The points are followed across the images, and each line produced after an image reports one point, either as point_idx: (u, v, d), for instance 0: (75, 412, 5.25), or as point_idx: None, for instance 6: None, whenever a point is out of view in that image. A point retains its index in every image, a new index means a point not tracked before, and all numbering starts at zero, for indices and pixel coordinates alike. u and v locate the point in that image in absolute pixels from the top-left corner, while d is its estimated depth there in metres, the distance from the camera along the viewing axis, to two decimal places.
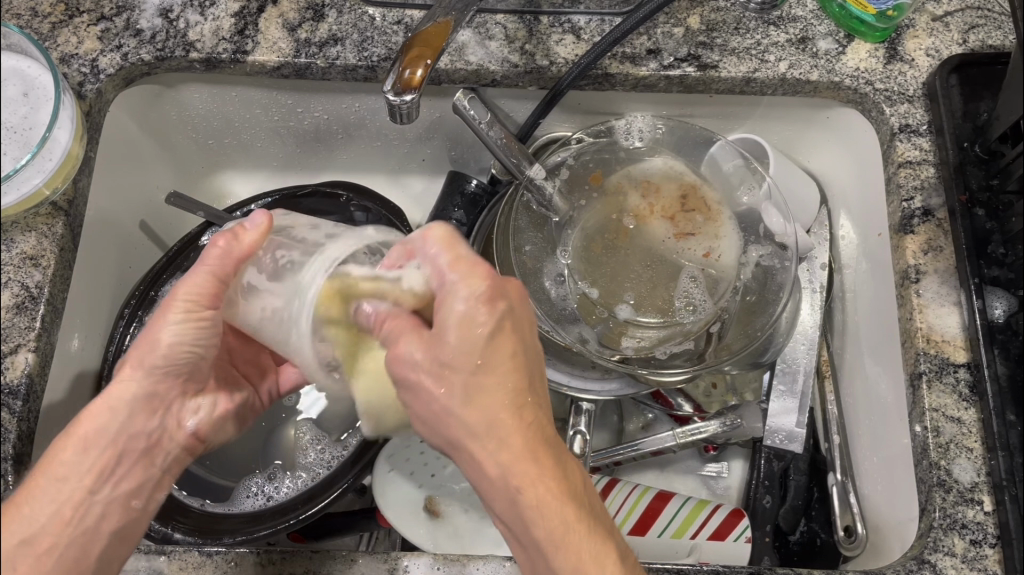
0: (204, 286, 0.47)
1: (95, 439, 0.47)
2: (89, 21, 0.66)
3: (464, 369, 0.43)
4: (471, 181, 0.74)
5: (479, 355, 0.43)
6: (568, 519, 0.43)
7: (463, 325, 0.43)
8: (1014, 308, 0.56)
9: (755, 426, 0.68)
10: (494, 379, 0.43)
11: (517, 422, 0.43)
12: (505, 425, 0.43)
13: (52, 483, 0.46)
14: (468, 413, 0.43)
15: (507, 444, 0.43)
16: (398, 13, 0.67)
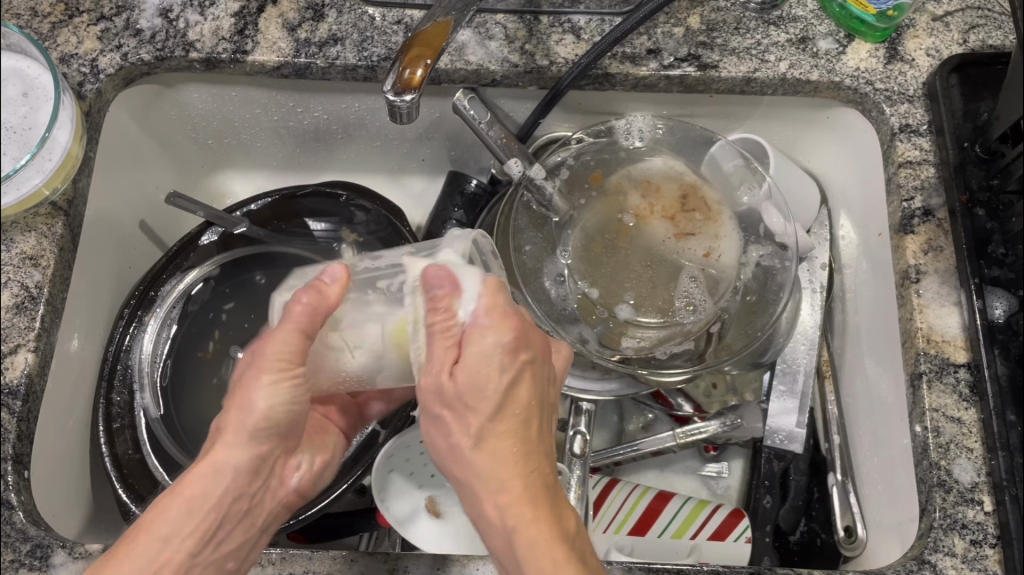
0: (289, 348, 0.47)
1: (195, 511, 0.46)
2: (89, 21, 0.66)
3: (472, 396, 0.45)
4: (471, 181, 0.74)
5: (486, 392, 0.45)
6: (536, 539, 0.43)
7: (483, 352, 0.45)
8: (1014, 308, 0.56)
9: (755, 426, 0.67)
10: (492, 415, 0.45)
11: (520, 467, 0.45)
12: (498, 446, 0.45)
13: (153, 545, 0.45)
14: (460, 424, 0.46)
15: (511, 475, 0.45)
16: (398, 13, 0.67)
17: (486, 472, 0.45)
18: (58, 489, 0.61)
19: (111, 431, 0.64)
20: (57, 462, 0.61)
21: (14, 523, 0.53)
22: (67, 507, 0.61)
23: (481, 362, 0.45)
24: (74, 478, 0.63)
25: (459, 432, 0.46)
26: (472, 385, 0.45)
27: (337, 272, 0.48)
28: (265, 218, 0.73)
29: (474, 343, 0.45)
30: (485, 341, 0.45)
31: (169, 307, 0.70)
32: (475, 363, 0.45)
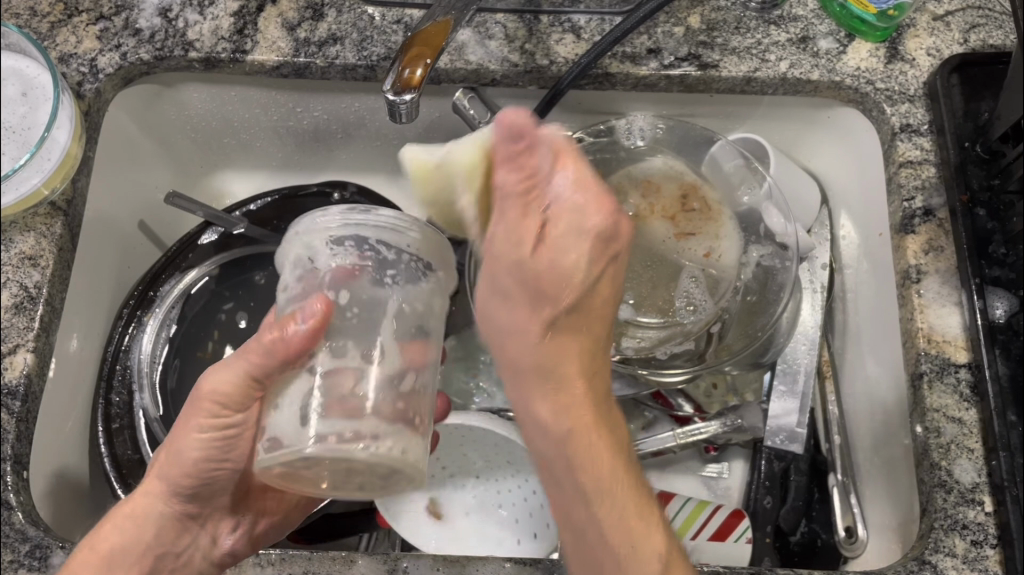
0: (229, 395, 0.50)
1: (124, 542, 0.51)
2: (88, 21, 0.66)
3: (564, 276, 0.45)
4: None
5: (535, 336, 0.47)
6: (591, 436, 0.46)
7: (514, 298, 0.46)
8: (1015, 308, 0.56)
9: (755, 426, 0.68)
10: (566, 366, 0.47)
11: (582, 352, 0.48)
12: (569, 351, 0.47)
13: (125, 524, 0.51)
14: (520, 314, 0.46)
15: (575, 384, 0.47)
16: (398, 13, 0.67)
17: (524, 348, 0.47)
18: (59, 488, 0.60)
19: (110, 431, 0.64)
20: (57, 462, 0.61)
21: (12, 523, 0.52)
22: (68, 505, 0.61)
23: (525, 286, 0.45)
24: (74, 476, 0.63)
25: (511, 279, 0.45)
26: (558, 358, 0.47)
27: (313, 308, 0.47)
28: (265, 218, 0.74)
29: (545, 258, 0.45)
30: (517, 363, 0.47)
31: (168, 307, 0.69)
32: (558, 288, 0.45)
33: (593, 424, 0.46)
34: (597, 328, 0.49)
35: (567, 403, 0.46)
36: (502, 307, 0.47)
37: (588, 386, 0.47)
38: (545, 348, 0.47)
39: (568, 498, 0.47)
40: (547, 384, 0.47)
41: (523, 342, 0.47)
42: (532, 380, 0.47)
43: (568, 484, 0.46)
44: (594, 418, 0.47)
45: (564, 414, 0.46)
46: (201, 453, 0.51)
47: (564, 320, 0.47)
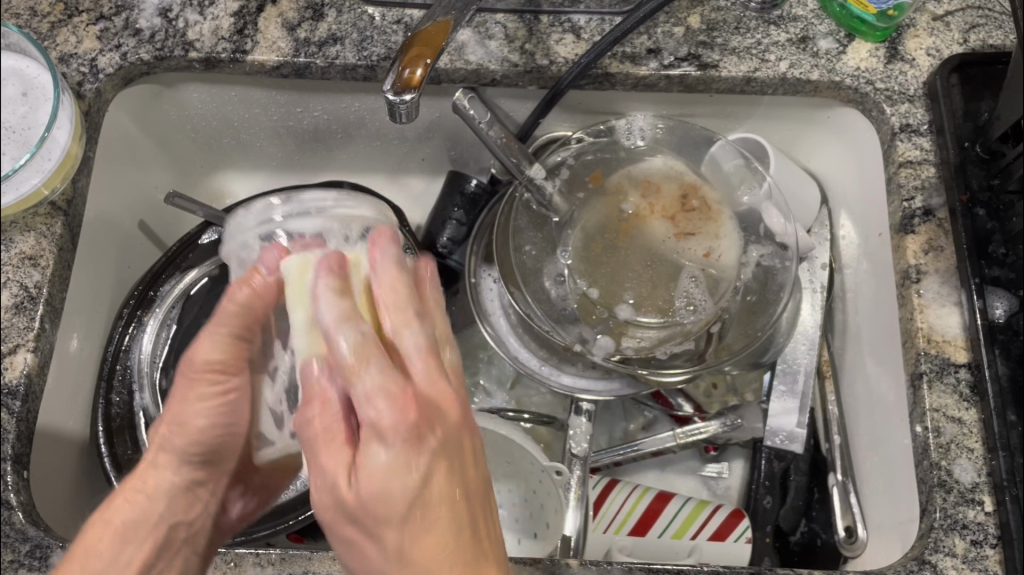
0: (217, 356, 0.49)
1: (136, 516, 0.50)
2: (88, 21, 0.66)
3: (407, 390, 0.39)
4: (471, 181, 0.73)
5: (396, 451, 0.38)
6: (448, 551, 0.39)
7: (374, 405, 0.38)
8: (1014, 308, 0.56)
9: (755, 426, 0.68)
10: (393, 474, 0.38)
11: (437, 461, 0.39)
12: (397, 468, 0.38)
13: (137, 502, 0.51)
14: (376, 438, 0.38)
15: (435, 496, 0.39)
16: (398, 13, 0.67)
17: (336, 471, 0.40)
18: (59, 488, 0.60)
19: (110, 431, 0.64)
20: (57, 461, 0.61)
21: (13, 523, 0.52)
22: (66, 505, 0.61)
23: (396, 390, 0.38)
24: (74, 477, 0.63)
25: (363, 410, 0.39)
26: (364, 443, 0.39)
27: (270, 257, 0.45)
28: None
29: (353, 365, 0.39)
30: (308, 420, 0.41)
31: (168, 307, 0.69)
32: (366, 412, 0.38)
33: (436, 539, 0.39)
34: (443, 427, 0.40)
35: (363, 491, 0.38)
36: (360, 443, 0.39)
37: (456, 497, 0.40)
38: (382, 462, 0.38)
39: (371, 566, 0.41)
40: (344, 453, 0.40)
41: (367, 466, 0.39)
42: (323, 444, 0.40)
43: (369, 549, 0.40)
44: (451, 521, 0.40)
45: (399, 532, 0.39)
46: (210, 420, 0.50)
47: (425, 438, 0.39)
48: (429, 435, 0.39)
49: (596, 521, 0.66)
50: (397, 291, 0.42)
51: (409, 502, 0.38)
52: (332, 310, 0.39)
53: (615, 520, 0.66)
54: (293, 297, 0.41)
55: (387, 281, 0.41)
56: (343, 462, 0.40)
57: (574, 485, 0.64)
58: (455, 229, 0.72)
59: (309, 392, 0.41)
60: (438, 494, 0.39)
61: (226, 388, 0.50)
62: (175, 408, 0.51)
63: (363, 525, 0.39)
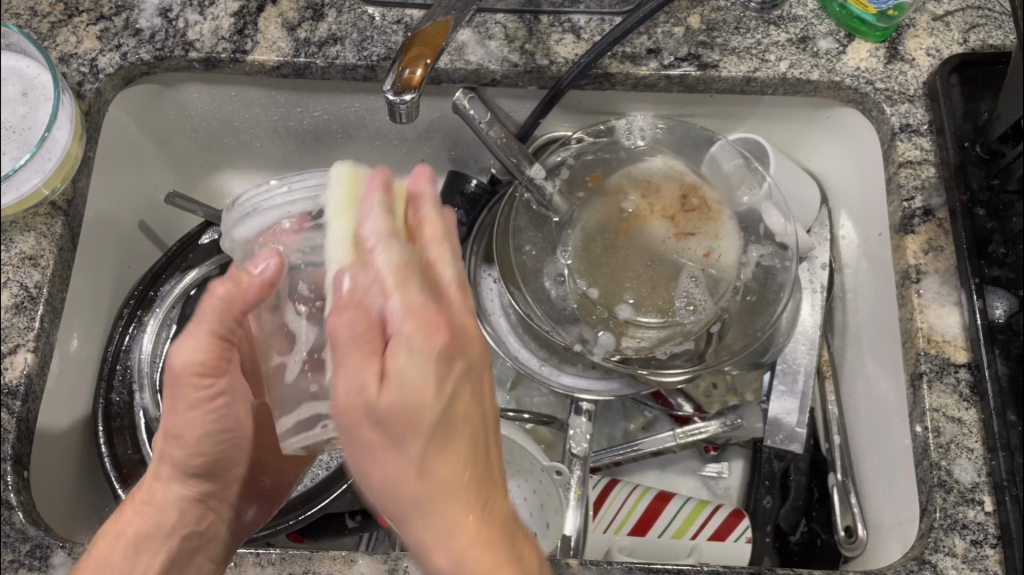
0: (203, 362, 0.46)
1: (146, 530, 0.50)
2: (88, 21, 0.66)
3: (440, 306, 0.40)
4: (471, 181, 0.73)
5: (430, 364, 0.39)
6: (466, 460, 0.40)
7: (410, 321, 0.39)
8: (1014, 308, 0.56)
9: (755, 426, 0.68)
10: (428, 384, 0.39)
11: (461, 377, 0.40)
12: (435, 374, 0.39)
13: (145, 515, 0.50)
14: (413, 342, 0.39)
15: (456, 406, 0.40)
16: (398, 13, 0.67)
17: (365, 378, 0.38)
18: (59, 488, 0.60)
19: (110, 431, 0.64)
20: (57, 461, 0.61)
21: (13, 523, 0.52)
22: (66, 505, 0.61)
23: (428, 312, 0.39)
24: (74, 476, 0.63)
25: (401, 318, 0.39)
26: (397, 352, 0.39)
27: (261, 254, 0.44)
28: None
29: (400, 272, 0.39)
30: (335, 329, 0.38)
31: (168, 307, 0.69)
32: (402, 323, 0.39)
33: (453, 449, 0.40)
34: (469, 343, 0.41)
35: (393, 399, 0.38)
36: (391, 349, 0.39)
37: (472, 413, 0.41)
38: (415, 366, 0.38)
39: (377, 474, 0.40)
40: (376, 360, 0.39)
41: (399, 365, 0.38)
42: (354, 351, 0.38)
43: (386, 459, 0.39)
44: (471, 447, 0.41)
45: (423, 439, 0.39)
46: (205, 428, 0.49)
47: (457, 352, 0.40)
48: (458, 354, 0.40)
49: (596, 521, 0.66)
50: (437, 225, 0.43)
51: (440, 414, 0.39)
52: (377, 227, 0.40)
53: (615, 520, 0.66)
54: (336, 211, 0.41)
55: (427, 220, 0.43)
56: (370, 366, 0.38)
57: (574, 485, 0.64)
58: None
59: (354, 294, 0.38)
60: (461, 410, 0.40)
61: (217, 392, 0.48)
62: (165, 421, 0.49)
63: (388, 433, 0.39)
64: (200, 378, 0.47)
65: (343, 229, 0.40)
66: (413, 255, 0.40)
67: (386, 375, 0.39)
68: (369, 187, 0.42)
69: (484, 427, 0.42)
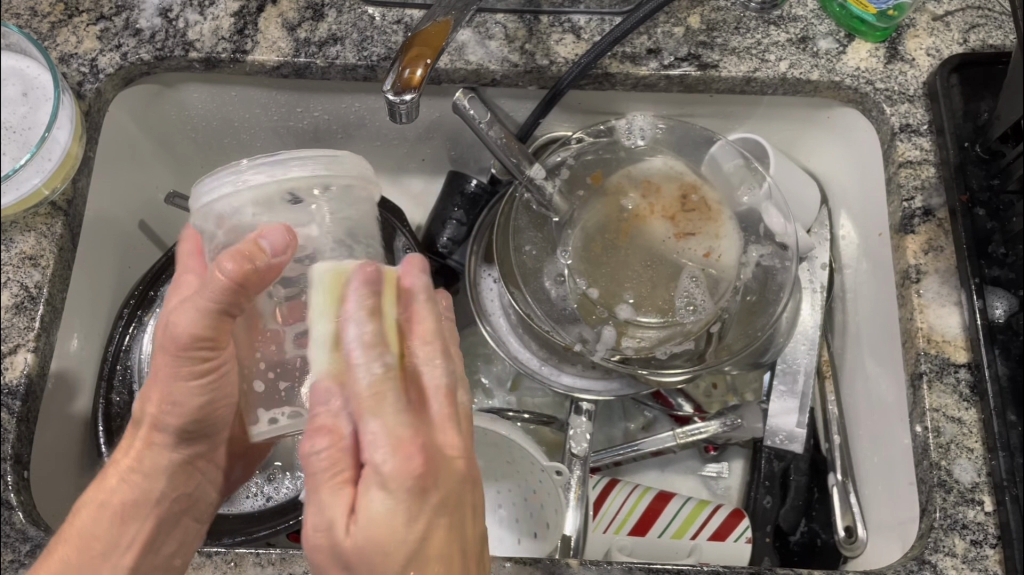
0: (206, 334, 0.47)
1: (136, 496, 0.52)
2: (88, 21, 0.66)
3: (425, 438, 0.38)
4: (471, 181, 0.73)
5: (396, 505, 0.37)
6: None
7: (380, 452, 0.37)
8: (1014, 308, 0.56)
9: (755, 426, 0.68)
10: (392, 519, 0.37)
11: (438, 505, 0.38)
12: (401, 511, 0.37)
13: (136, 479, 0.52)
14: (386, 477, 0.37)
15: (431, 537, 0.38)
16: (398, 13, 0.67)
17: (331, 508, 0.39)
18: (59, 488, 0.60)
19: (110, 431, 0.64)
20: (58, 461, 0.61)
21: (13, 523, 0.52)
22: (67, 505, 0.61)
23: (401, 438, 0.37)
24: (74, 477, 0.63)
25: (371, 453, 0.37)
26: (366, 484, 0.37)
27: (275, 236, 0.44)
28: None
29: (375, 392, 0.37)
30: (311, 450, 0.39)
31: None
32: (373, 457, 0.37)
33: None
34: (451, 470, 0.39)
35: (358, 538, 0.37)
36: (365, 485, 0.37)
37: (454, 537, 0.39)
38: (383, 490, 0.37)
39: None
40: (346, 493, 0.39)
41: (372, 491, 0.37)
42: (329, 480, 0.39)
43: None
44: None
45: (397, 572, 0.37)
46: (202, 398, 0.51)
47: (435, 486, 0.38)
48: (430, 489, 0.37)
49: (596, 521, 0.66)
50: (429, 324, 0.41)
51: (412, 549, 0.37)
52: (360, 335, 0.38)
53: (615, 520, 0.66)
54: (321, 307, 0.41)
55: (415, 317, 0.41)
56: (339, 491, 0.39)
57: (574, 485, 0.64)
58: (455, 229, 0.72)
59: (318, 422, 0.39)
60: (436, 550, 0.38)
61: (214, 366, 0.50)
62: (160, 390, 0.51)
63: (356, 571, 0.38)
64: (202, 346, 0.48)
65: (323, 325, 0.41)
66: (394, 371, 0.38)
67: (352, 507, 0.38)
68: (357, 275, 0.40)
69: (467, 554, 0.40)
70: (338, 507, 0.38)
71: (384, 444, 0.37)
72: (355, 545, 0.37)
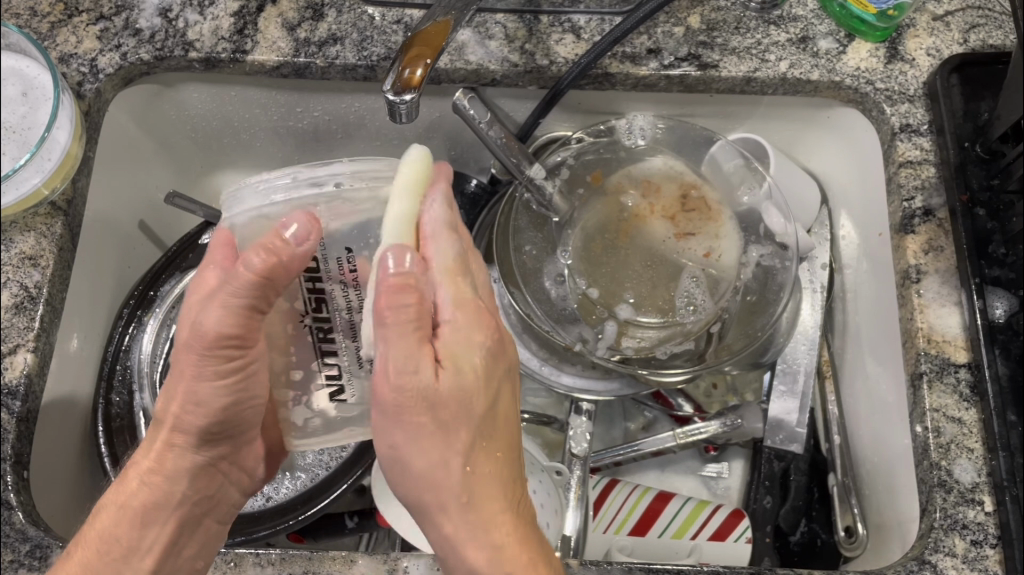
0: (232, 332, 0.46)
1: (157, 497, 0.50)
2: (88, 21, 0.66)
3: (492, 316, 0.46)
4: (471, 181, 0.74)
5: (478, 354, 0.44)
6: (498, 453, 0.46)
7: (459, 316, 0.44)
8: (1015, 308, 0.56)
9: (755, 427, 0.68)
10: (474, 368, 0.44)
11: (494, 381, 0.45)
12: (479, 397, 0.44)
13: (155, 479, 0.51)
14: (476, 339, 0.44)
15: (492, 399, 0.45)
16: (398, 13, 0.67)
17: (422, 367, 0.42)
18: (59, 488, 0.60)
19: (110, 431, 0.64)
20: (58, 461, 0.61)
21: (13, 523, 0.52)
22: (66, 505, 0.61)
23: (474, 306, 0.45)
24: (74, 477, 0.63)
25: (446, 349, 0.44)
26: (445, 340, 0.44)
27: (300, 224, 0.44)
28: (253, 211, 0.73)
29: (449, 325, 0.44)
30: (385, 309, 0.41)
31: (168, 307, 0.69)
32: (451, 355, 0.44)
33: (490, 448, 0.45)
34: (506, 343, 0.47)
35: (448, 387, 0.43)
36: (444, 362, 0.44)
37: (503, 409, 0.47)
38: (472, 354, 0.44)
39: (414, 459, 0.44)
40: (428, 349, 0.43)
41: (453, 342, 0.44)
42: (412, 337, 0.42)
43: (427, 440, 0.44)
44: (503, 442, 0.46)
45: (468, 417, 0.44)
46: (223, 397, 0.50)
47: (501, 335, 0.46)
48: (499, 353, 0.46)
49: (596, 521, 0.66)
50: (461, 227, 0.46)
51: (485, 410, 0.45)
52: (438, 219, 0.44)
53: (615, 520, 0.66)
54: (410, 188, 0.42)
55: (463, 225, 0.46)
56: (424, 337, 0.43)
57: (574, 485, 0.64)
58: None
59: (406, 283, 0.41)
60: (502, 417, 0.46)
61: (245, 364, 0.48)
62: (185, 384, 0.49)
63: (438, 421, 0.43)
64: (227, 346, 0.47)
65: (406, 204, 0.42)
66: (464, 254, 0.45)
67: (441, 363, 0.44)
68: (432, 186, 0.44)
69: (512, 423, 0.48)
70: (426, 359, 0.43)
71: (462, 317, 0.44)
72: (450, 343, 0.44)
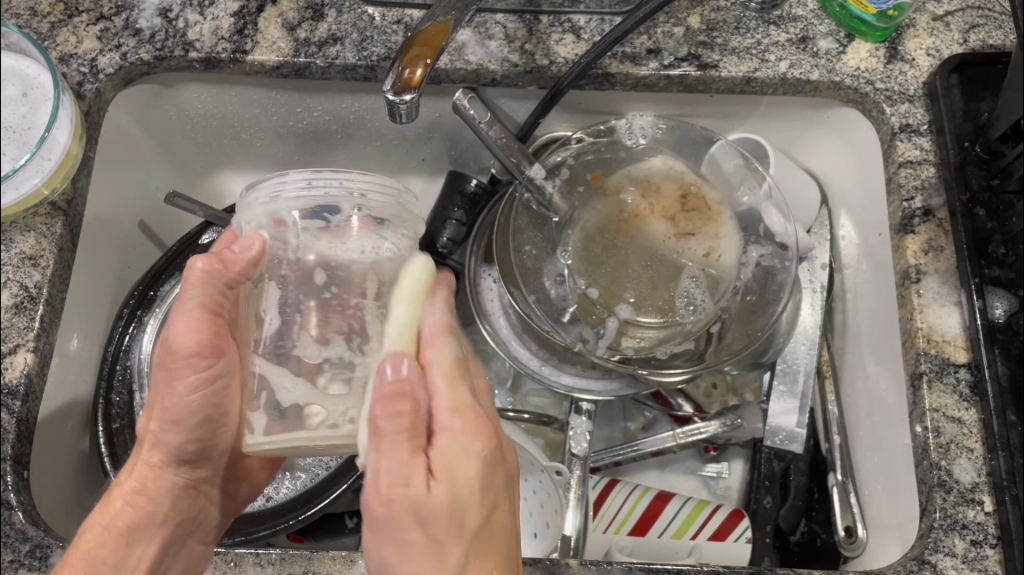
0: (203, 343, 0.47)
1: (138, 518, 0.51)
2: (88, 21, 0.66)
3: (490, 424, 0.45)
4: (471, 181, 0.72)
5: (474, 453, 0.43)
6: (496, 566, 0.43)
7: (455, 419, 0.43)
8: (1014, 308, 0.56)
9: (755, 426, 0.68)
10: (469, 474, 0.42)
11: (490, 484, 0.43)
12: (469, 497, 0.42)
13: (137, 500, 0.51)
14: (470, 446, 0.43)
15: (487, 497, 0.43)
16: (398, 13, 0.67)
17: (412, 474, 0.41)
18: (58, 489, 0.60)
19: (110, 431, 0.64)
20: (57, 461, 0.61)
21: (13, 523, 0.52)
22: (66, 506, 0.61)
23: (472, 412, 0.44)
24: (73, 477, 0.63)
25: (441, 455, 0.42)
26: (440, 448, 0.43)
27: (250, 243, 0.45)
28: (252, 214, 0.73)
29: (449, 423, 0.43)
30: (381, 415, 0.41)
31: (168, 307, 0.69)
32: (443, 454, 0.42)
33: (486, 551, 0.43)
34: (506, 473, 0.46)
35: (441, 495, 0.41)
36: (439, 468, 0.42)
37: (501, 523, 0.44)
38: (463, 457, 0.42)
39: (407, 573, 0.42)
40: (421, 455, 0.42)
41: (445, 445, 0.43)
42: (403, 444, 0.41)
43: (420, 555, 0.41)
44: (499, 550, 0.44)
45: (461, 517, 0.42)
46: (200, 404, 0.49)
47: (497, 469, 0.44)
48: (497, 463, 0.44)
49: (595, 521, 0.66)
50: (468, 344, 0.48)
51: (480, 514, 0.42)
52: (437, 325, 0.45)
53: (615, 520, 0.66)
54: (409, 296, 0.44)
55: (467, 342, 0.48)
56: (416, 452, 0.42)
57: (574, 485, 0.64)
58: (455, 229, 0.71)
59: (399, 390, 0.41)
60: (497, 520, 0.44)
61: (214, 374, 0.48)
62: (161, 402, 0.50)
63: (431, 531, 0.41)
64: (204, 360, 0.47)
65: (407, 310, 0.44)
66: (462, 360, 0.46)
67: (435, 467, 0.42)
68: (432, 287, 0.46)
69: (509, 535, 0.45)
70: (418, 471, 0.41)
71: (457, 419, 0.43)
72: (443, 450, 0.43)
